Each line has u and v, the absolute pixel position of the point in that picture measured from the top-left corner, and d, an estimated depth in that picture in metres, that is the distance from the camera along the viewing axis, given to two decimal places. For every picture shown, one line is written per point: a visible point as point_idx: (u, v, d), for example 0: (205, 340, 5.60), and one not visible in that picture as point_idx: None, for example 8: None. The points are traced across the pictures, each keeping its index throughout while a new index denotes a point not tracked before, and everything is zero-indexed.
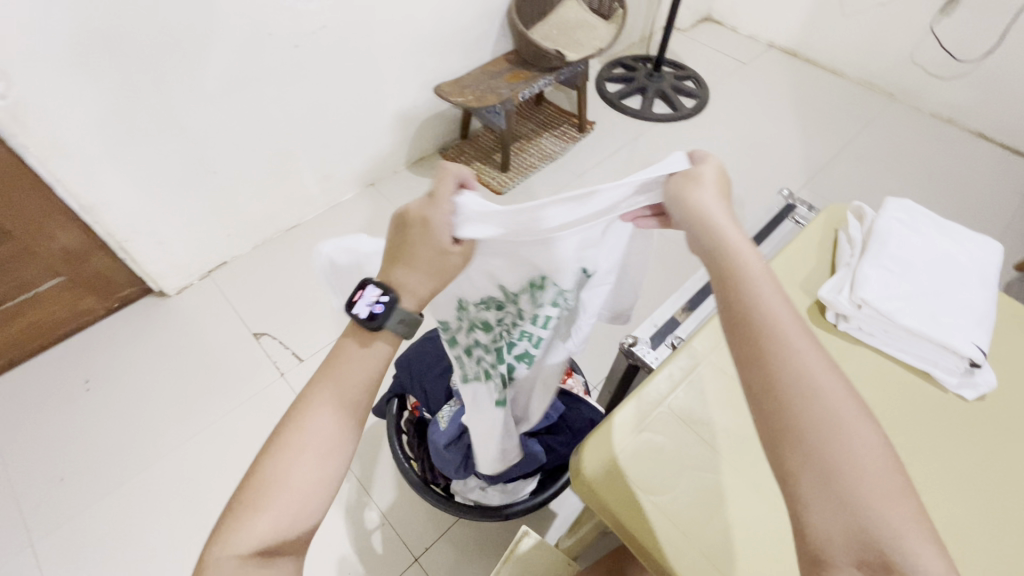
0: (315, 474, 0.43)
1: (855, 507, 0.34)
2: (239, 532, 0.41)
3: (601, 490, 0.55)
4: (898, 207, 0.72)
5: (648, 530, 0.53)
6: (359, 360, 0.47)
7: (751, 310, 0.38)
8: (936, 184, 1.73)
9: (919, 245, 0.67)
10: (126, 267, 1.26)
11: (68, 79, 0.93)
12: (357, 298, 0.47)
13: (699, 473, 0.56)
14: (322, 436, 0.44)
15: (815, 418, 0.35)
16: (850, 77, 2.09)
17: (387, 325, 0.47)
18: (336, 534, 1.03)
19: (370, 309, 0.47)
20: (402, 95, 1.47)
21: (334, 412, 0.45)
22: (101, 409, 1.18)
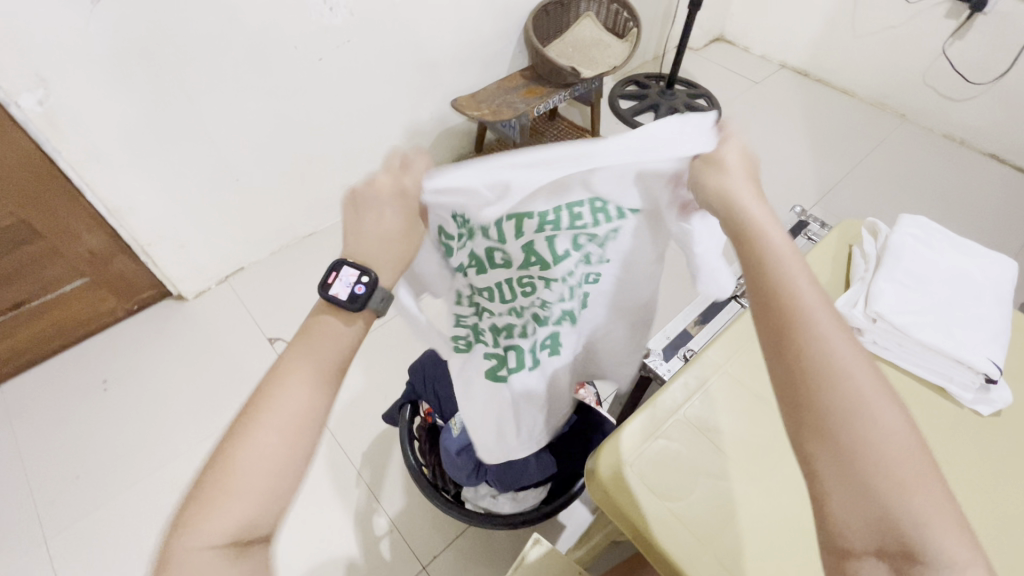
0: (280, 456, 0.38)
1: (879, 494, 0.34)
2: (205, 521, 0.36)
3: (615, 493, 0.56)
4: (912, 223, 0.72)
5: (664, 532, 0.54)
6: (334, 335, 0.43)
7: (776, 296, 0.39)
8: (948, 205, 1.73)
9: (933, 262, 0.67)
10: (147, 270, 1.29)
11: (103, 88, 0.97)
12: (333, 280, 0.44)
13: (714, 481, 0.57)
14: (293, 411, 0.39)
15: (842, 404, 0.35)
16: (861, 98, 2.10)
17: (369, 307, 0.44)
18: (345, 540, 1.04)
19: (350, 291, 0.43)
20: (420, 108, 1.51)
21: (306, 387, 0.40)
22: (119, 409, 1.21)
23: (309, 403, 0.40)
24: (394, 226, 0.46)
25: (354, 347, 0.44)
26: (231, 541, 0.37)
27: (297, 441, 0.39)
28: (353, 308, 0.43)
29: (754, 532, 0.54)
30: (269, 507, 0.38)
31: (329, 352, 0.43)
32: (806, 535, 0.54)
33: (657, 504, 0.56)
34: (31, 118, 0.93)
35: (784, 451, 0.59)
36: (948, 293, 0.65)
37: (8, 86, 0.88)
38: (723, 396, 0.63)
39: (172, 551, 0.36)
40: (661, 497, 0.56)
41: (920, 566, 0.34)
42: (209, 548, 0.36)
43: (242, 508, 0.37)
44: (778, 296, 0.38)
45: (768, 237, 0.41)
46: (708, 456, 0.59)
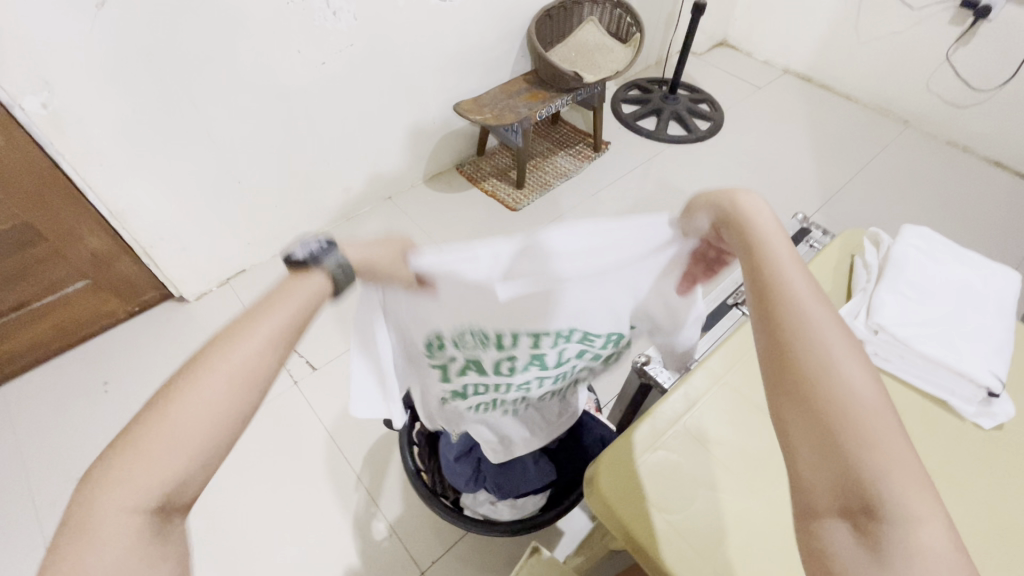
0: (211, 418, 0.32)
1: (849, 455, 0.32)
2: (123, 484, 0.30)
3: (613, 502, 0.56)
4: (914, 234, 0.72)
5: (657, 541, 0.54)
6: (303, 295, 0.38)
7: (761, 271, 0.40)
8: (951, 212, 1.72)
9: (935, 273, 0.67)
10: (150, 272, 1.30)
11: (106, 91, 0.97)
12: (294, 246, 0.41)
13: (713, 491, 0.57)
14: (242, 365, 0.33)
15: (813, 362, 0.34)
16: (864, 103, 2.10)
17: (324, 264, 0.39)
18: (344, 544, 1.04)
19: (308, 249, 0.40)
20: (422, 111, 1.51)
21: (258, 346, 0.34)
22: (120, 410, 1.21)
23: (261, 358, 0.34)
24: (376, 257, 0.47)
25: (320, 306, 0.39)
26: (153, 513, 0.31)
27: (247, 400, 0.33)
28: (309, 264, 0.39)
29: (751, 546, 0.54)
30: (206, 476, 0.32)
31: (292, 305, 0.37)
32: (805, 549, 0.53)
33: (656, 515, 0.56)
34: (35, 121, 0.94)
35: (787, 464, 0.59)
36: (950, 304, 0.65)
37: (12, 87, 0.89)
38: (724, 405, 0.63)
39: (85, 515, 0.30)
40: (658, 505, 0.56)
41: (882, 527, 0.31)
42: (130, 519, 0.30)
43: (170, 474, 0.31)
44: (763, 269, 0.39)
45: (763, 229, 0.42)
46: (708, 465, 0.59)
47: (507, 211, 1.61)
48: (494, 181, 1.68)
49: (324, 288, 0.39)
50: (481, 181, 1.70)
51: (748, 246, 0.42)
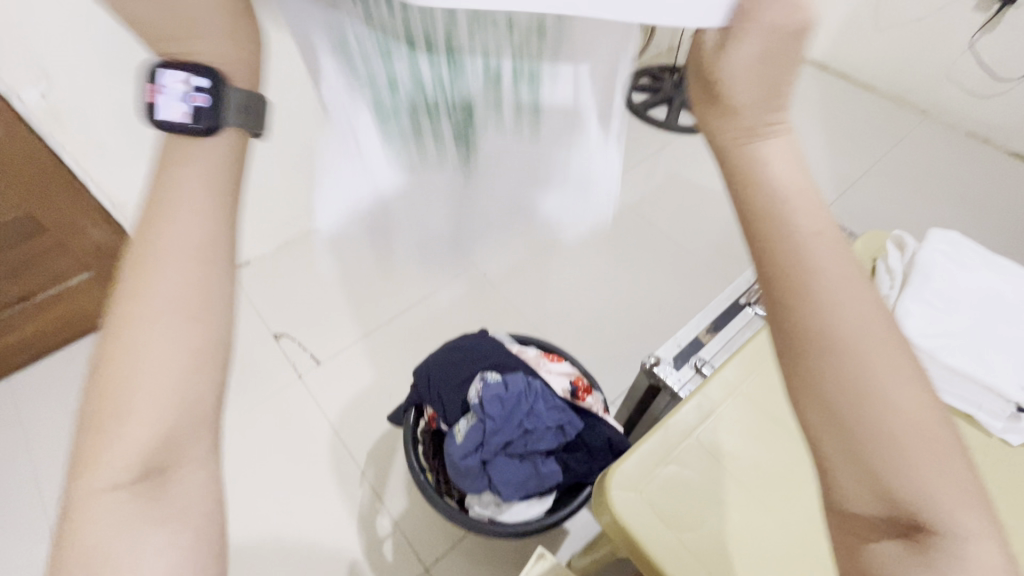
0: (154, 354, 0.35)
1: (887, 472, 0.33)
2: (115, 443, 0.34)
3: (623, 519, 0.55)
4: (941, 237, 0.69)
5: (674, 562, 0.53)
6: (195, 178, 0.39)
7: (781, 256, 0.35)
8: (969, 207, 1.67)
9: (963, 281, 0.64)
10: None
11: (106, 82, 0.95)
12: (159, 103, 0.39)
13: (727, 508, 0.56)
14: (174, 293, 0.36)
15: (840, 374, 0.33)
16: (881, 92, 2.04)
17: (227, 118, 0.41)
18: (348, 540, 1.04)
19: (181, 101, 0.39)
20: None
21: (176, 269, 0.36)
22: None
23: (189, 278, 0.37)
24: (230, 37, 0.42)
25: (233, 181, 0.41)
26: (147, 459, 0.35)
27: (193, 320, 0.36)
28: (203, 127, 0.40)
29: (769, 562, 0.53)
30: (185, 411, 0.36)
31: (193, 209, 0.38)
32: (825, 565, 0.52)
33: (667, 531, 0.54)
34: (33, 112, 0.92)
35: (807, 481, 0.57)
36: (978, 314, 0.62)
37: (9, 79, 0.87)
38: (739, 416, 0.61)
39: (86, 498, 0.35)
40: (675, 525, 0.55)
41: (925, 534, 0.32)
42: (123, 468, 0.35)
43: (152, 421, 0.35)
44: (778, 254, 0.35)
45: (775, 185, 0.37)
46: (722, 480, 0.57)
47: None
48: None
49: (221, 166, 0.40)
50: None
51: (752, 200, 0.37)
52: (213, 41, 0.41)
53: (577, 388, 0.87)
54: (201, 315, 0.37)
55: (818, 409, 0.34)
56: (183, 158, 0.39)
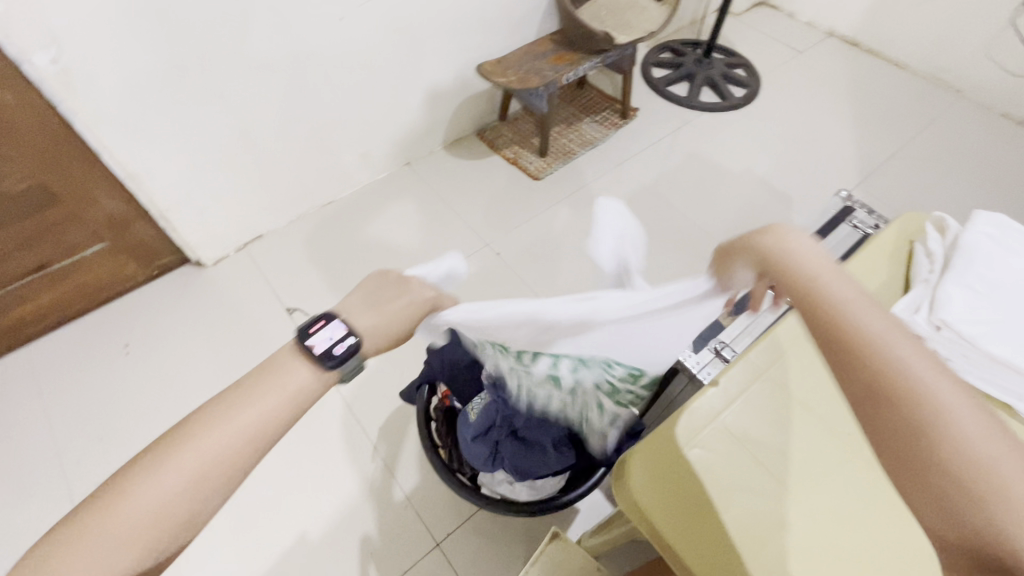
0: (165, 503, 0.36)
1: (954, 483, 0.32)
2: (72, 567, 0.34)
3: (647, 506, 0.55)
4: (988, 220, 0.66)
5: (708, 551, 0.52)
6: (286, 382, 0.42)
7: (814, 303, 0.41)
8: (1001, 191, 1.61)
9: (1008, 266, 0.62)
10: (167, 236, 1.28)
11: (117, 46, 0.93)
12: (318, 329, 0.45)
13: (758, 497, 0.54)
14: (213, 460, 0.38)
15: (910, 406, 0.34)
16: (913, 70, 1.96)
17: (340, 370, 0.44)
18: (361, 513, 1.05)
19: (329, 347, 0.44)
20: (441, 74, 1.46)
21: (229, 443, 0.38)
22: (142, 374, 1.22)
23: (238, 448, 0.38)
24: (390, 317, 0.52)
25: (314, 399, 0.44)
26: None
27: (205, 497, 0.37)
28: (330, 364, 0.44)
29: (809, 545, 0.52)
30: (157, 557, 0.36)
31: (272, 402, 0.41)
32: (865, 552, 0.52)
33: (693, 522, 0.54)
34: (45, 78, 0.90)
35: (842, 466, 0.56)
36: None
37: (21, 42, 0.85)
38: (767, 401, 0.60)
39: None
40: (709, 512, 0.54)
41: None
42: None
43: (123, 556, 0.35)
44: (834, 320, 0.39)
45: (816, 267, 0.44)
46: (749, 467, 0.56)
47: (529, 180, 1.61)
48: (516, 148, 1.67)
49: (306, 382, 0.43)
50: (502, 147, 1.68)
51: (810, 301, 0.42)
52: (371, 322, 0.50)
53: None
54: (219, 494, 0.38)
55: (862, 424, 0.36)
56: (308, 351, 0.44)
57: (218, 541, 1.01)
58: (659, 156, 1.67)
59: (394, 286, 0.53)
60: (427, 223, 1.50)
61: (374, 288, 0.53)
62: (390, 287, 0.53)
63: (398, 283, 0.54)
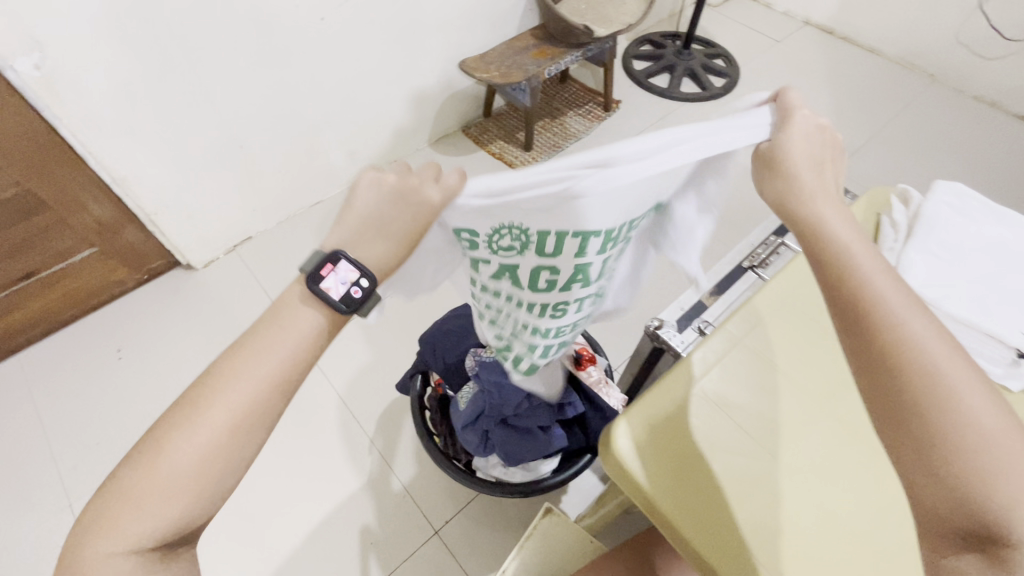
0: (204, 456, 0.37)
1: (951, 459, 0.36)
2: (131, 521, 0.36)
3: (631, 468, 0.56)
4: (947, 190, 0.69)
5: (693, 510, 0.54)
6: (295, 328, 0.41)
7: (837, 262, 0.41)
8: (975, 171, 1.65)
9: (967, 233, 0.65)
10: (156, 240, 1.29)
11: (100, 52, 0.94)
12: (328, 273, 0.42)
13: (737, 459, 0.57)
14: (241, 410, 0.38)
15: (916, 386, 0.37)
16: (888, 56, 2.01)
17: (362, 310, 0.43)
18: (359, 504, 1.07)
19: (344, 292, 0.42)
20: (425, 72, 1.48)
21: (249, 392, 0.39)
22: (135, 376, 1.23)
23: (258, 397, 0.39)
24: (406, 225, 0.44)
25: (327, 341, 0.43)
26: (163, 536, 0.37)
27: (240, 445, 0.38)
28: (345, 307, 0.42)
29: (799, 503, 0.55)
30: (202, 508, 0.38)
31: (284, 350, 0.40)
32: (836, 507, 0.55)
33: (676, 484, 0.56)
34: (30, 84, 0.91)
35: (822, 425, 0.60)
36: (982, 265, 0.63)
37: (3, 49, 0.86)
38: (744, 367, 0.63)
39: (82, 542, 0.37)
40: (692, 474, 0.56)
41: (1003, 546, 0.35)
42: (130, 550, 0.37)
43: (170, 508, 0.37)
44: (848, 287, 0.40)
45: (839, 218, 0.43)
46: (728, 431, 0.59)
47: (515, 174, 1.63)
48: (500, 143, 1.69)
49: (317, 327, 0.42)
50: (487, 143, 1.70)
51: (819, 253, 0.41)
52: (377, 244, 0.44)
53: (582, 356, 0.79)
54: (253, 439, 0.39)
55: (878, 397, 0.38)
56: (322, 296, 0.42)
57: (218, 537, 1.02)
58: None
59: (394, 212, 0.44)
60: None
61: (373, 221, 0.44)
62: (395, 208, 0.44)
63: (398, 195, 0.44)
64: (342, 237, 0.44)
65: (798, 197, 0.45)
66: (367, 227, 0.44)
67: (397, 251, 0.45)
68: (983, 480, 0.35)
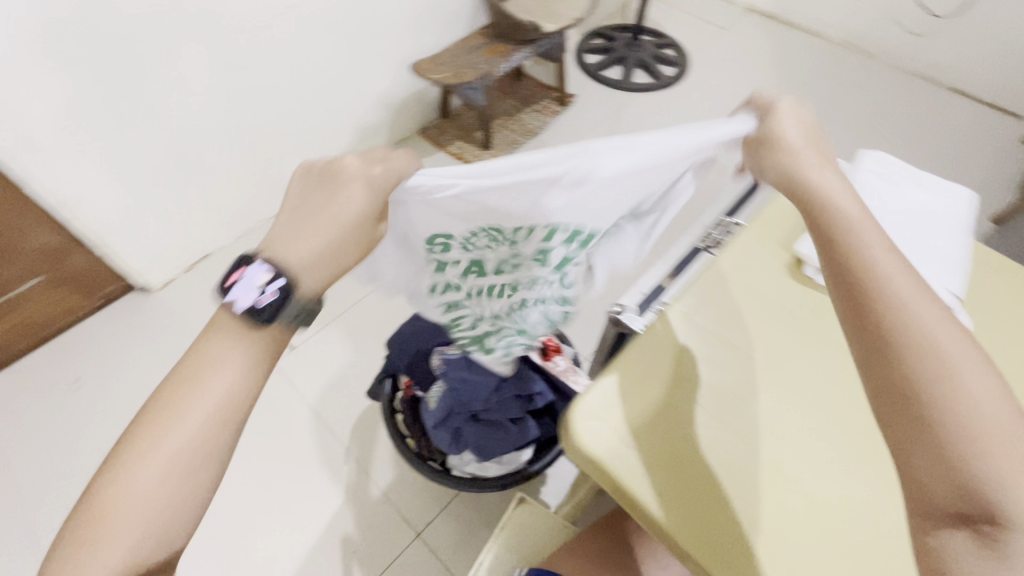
0: (156, 497, 0.36)
1: (941, 434, 0.35)
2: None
3: (605, 459, 0.53)
4: (873, 158, 0.72)
5: (676, 499, 0.51)
6: (236, 353, 0.41)
7: (844, 242, 0.42)
8: (916, 142, 1.73)
9: (892, 199, 0.68)
10: (107, 263, 1.25)
11: (34, 73, 0.90)
12: (236, 282, 0.42)
13: (713, 442, 0.55)
14: (190, 445, 0.38)
15: (916, 360, 0.37)
16: (828, 38, 2.08)
17: (278, 316, 0.41)
18: (339, 514, 1.06)
19: (254, 298, 0.41)
20: (377, 76, 1.48)
21: (198, 425, 0.38)
22: (97, 406, 1.19)
23: (206, 428, 0.38)
24: (352, 206, 0.45)
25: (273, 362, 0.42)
26: None
27: (194, 481, 0.38)
28: (267, 315, 0.41)
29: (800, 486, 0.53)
30: (160, 547, 0.37)
31: (229, 376, 0.40)
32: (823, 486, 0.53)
33: (656, 475, 0.52)
34: None
35: (818, 401, 0.58)
36: (908, 227, 0.66)
37: None
38: (721, 349, 0.61)
39: None
40: (674, 462, 0.53)
41: (998, 526, 0.33)
42: None
43: (124, 556, 0.36)
44: (851, 267, 0.41)
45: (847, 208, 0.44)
46: (704, 415, 0.57)
47: None
48: (459, 143, 1.70)
49: (261, 349, 0.42)
50: (446, 144, 1.70)
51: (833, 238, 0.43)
52: (313, 232, 0.44)
53: (548, 347, 0.83)
54: (208, 472, 0.38)
55: (876, 380, 0.38)
56: (240, 308, 0.41)
57: (195, 561, 1.00)
58: (599, 139, 1.73)
59: (318, 196, 0.45)
60: None
61: (300, 209, 0.45)
62: (318, 193, 0.45)
63: (326, 179, 0.45)
64: (276, 231, 0.45)
65: (795, 186, 0.46)
66: (294, 213, 0.45)
67: (343, 233, 0.44)
68: (977, 454, 0.34)
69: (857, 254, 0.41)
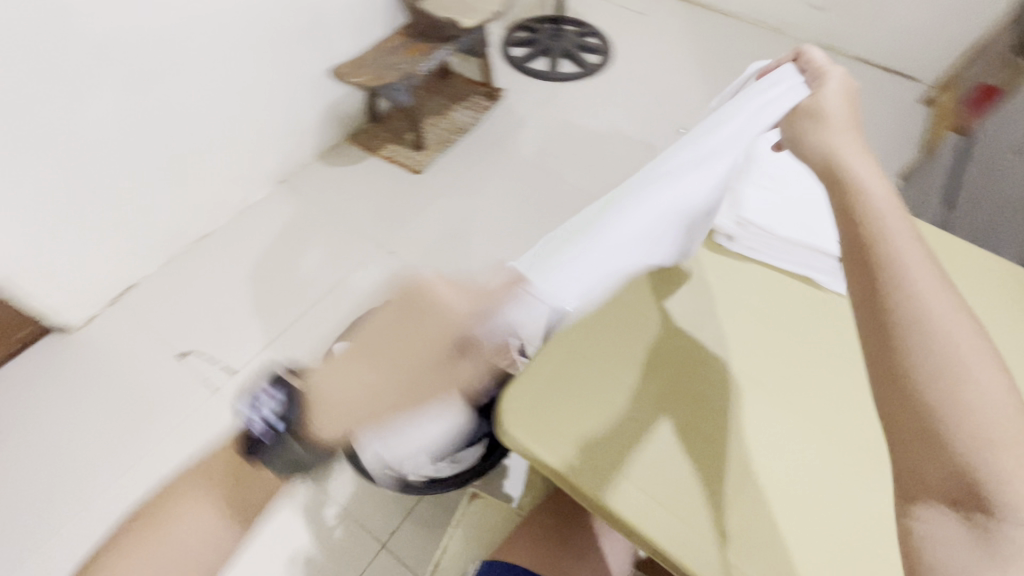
0: None
1: (940, 424, 0.37)
2: None
3: (542, 458, 0.53)
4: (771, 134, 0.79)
5: (602, 471, 0.52)
6: (238, 476, 0.51)
7: (870, 241, 0.45)
8: None
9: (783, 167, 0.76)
10: (18, 307, 1.15)
11: None
12: (260, 396, 0.50)
13: (649, 435, 0.55)
14: (191, 549, 0.47)
15: (927, 356, 0.39)
16: (739, 16, 2.17)
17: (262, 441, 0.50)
18: (298, 536, 1.03)
19: (263, 421, 0.49)
20: (296, 84, 1.43)
21: (196, 534, 0.48)
22: (23, 461, 1.10)
23: (206, 540, 0.48)
24: (430, 355, 0.44)
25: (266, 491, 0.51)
26: None
27: None
28: (269, 439, 0.49)
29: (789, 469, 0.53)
30: None
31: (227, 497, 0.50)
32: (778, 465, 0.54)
33: (607, 471, 0.52)
34: None
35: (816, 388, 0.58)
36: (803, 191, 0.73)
37: None
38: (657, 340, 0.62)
39: None
40: (617, 462, 0.53)
41: (988, 515, 0.36)
42: None
43: None
44: (873, 265, 0.43)
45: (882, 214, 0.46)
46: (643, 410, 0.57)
47: (411, 174, 1.62)
48: (391, 146, 1.67)
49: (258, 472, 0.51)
50: (378, 148, 1.67)
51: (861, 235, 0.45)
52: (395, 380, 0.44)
53: None
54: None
55: (878, 369, 0.41)
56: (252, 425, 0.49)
57: None
58: (532, 129, 1.74)
59: (394, 342, 0.45)
60: (317, 235, 1.47)
61: (366, 351, 0.45)
62: (399, 340, 0.45)
63: (405, 325, 0.45)
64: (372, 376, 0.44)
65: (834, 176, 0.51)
66: (368, 354, 0.45)
67: (413, 395, 0.44)
68: (971, 444, 0.37)
69: (881, 254, 0.43)
